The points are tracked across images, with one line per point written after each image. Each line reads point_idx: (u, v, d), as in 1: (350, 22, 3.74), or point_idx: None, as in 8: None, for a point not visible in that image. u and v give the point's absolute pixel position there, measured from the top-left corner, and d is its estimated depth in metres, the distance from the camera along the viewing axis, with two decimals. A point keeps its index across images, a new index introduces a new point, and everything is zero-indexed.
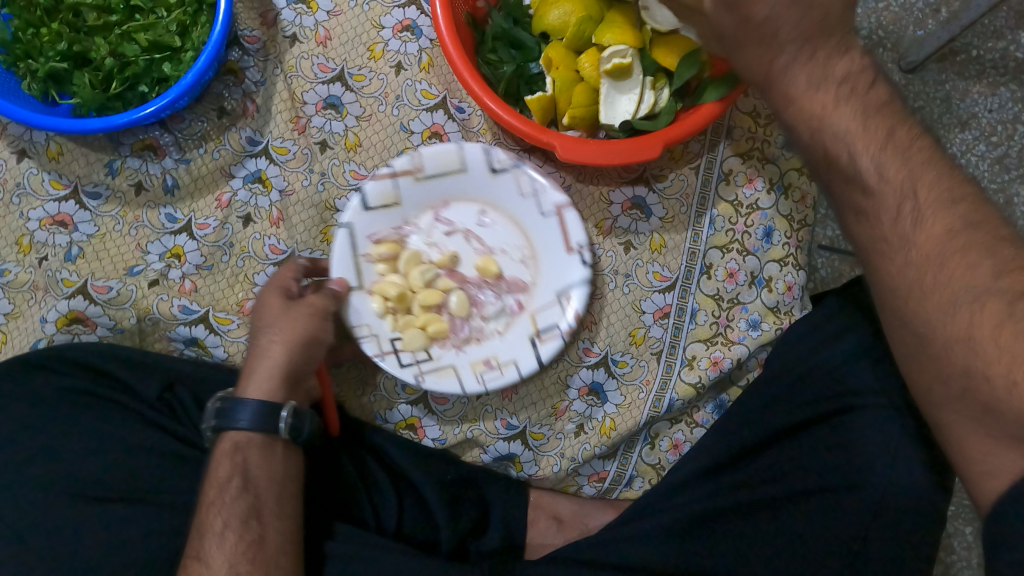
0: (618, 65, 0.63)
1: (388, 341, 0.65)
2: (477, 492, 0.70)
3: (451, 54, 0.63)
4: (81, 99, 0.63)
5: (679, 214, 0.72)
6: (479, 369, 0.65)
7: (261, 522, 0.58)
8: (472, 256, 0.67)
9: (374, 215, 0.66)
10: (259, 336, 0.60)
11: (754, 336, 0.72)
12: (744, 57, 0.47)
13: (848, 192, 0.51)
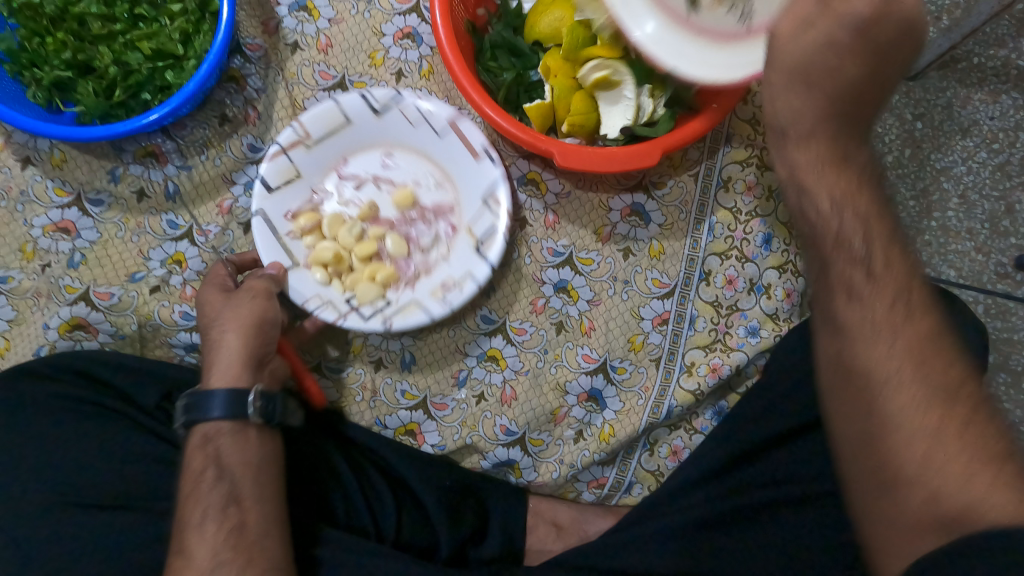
0: (596, 82, 0.64)
1: (344, 303, 0.66)
2: (476, 498, 0.70)
3: (451, 64, 0.64)
4: (85, 107, 0.64)
5: (678, 221, 0.72)
6: (438, 295, 0.67)
7: (241, 508, 0.58)
8: (389, 203, 0.69)
9: (280, 194, 0.67)
10: (211, 327, 0.61)
11: (753, 342, 0.72)
12: (803, 101, 0.51)
13: (845, 271, 0.51)
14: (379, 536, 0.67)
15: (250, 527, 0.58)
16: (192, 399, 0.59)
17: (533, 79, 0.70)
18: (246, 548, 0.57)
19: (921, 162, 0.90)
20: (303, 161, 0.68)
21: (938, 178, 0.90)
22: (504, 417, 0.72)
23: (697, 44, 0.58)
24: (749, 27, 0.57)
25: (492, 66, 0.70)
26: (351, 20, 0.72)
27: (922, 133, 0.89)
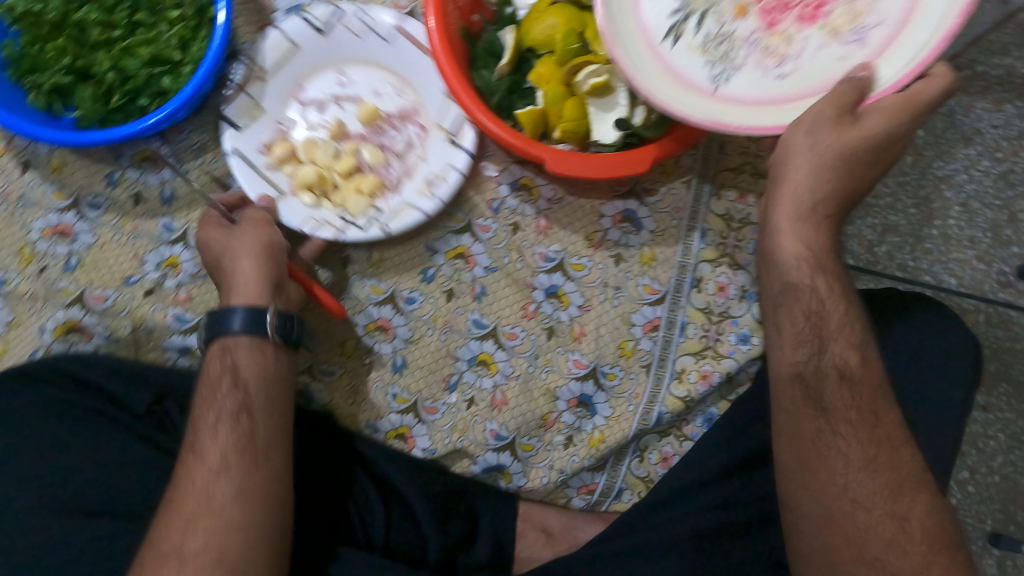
0: (595, 85, 0.65)
1: (338, 219, 0.69)
2: (466, 505, 0.70)
3: (444, 69, 0.64)
4: (83, 113, 0.65)
5: (670, 228, 0.73)
6: (425, 192, 0.69)
7: (252, 417, 0.59)
8: (354, 117, 0.71)
9: (249, 132, 0.69)
10: (228, 254, 0.63)
11: (743, 350, 0.72)
12: (829, 192, 0.57)
13: (836, 359, 0.58)
14: (366, 540, 0.67)
15: (261, 438, 0.59)
16: (213, 314, 0.61)
17: (525, 85, 0.71)
18: (251, 462, 0.58)
19: (923, 169, 0.90)
20: (263, 93, 0.70)
21: (940, 186, 0.90)
22: (493, 421, 0.72)
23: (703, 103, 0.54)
24: (716, 87, 0.54)
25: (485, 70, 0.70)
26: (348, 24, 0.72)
27: (923, 141, 0.90)
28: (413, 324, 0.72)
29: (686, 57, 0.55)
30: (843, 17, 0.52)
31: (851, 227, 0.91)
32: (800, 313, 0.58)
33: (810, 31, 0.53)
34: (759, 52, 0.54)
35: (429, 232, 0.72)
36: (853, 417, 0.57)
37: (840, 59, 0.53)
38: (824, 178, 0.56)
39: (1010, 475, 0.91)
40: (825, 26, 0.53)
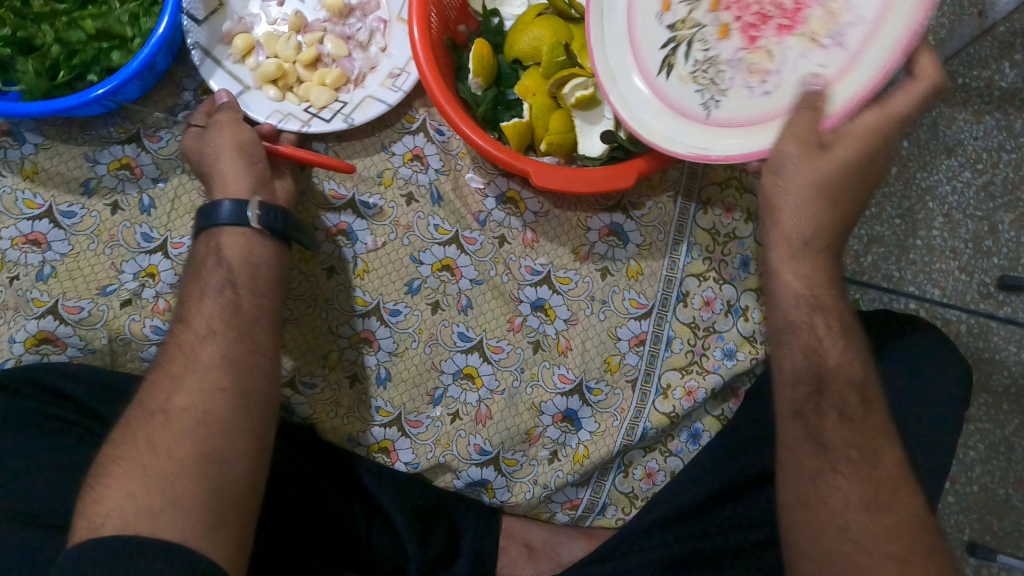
0: (581, 98, 0.65)
1: (303, 112, 0.70)
2: (449, 520, 0.69)
3: (427, 77, 0.63)
4: (26, 87, 0.63)
5: (656, 241, 0.72)
6: (388, 83, 0.71)
7: (235, 292, 0.59)
8: (315, 10, 0.72)
9: (209, 24, 0.70)
10: (210, 155, 0.63)
11: (728, 365, 0.72)
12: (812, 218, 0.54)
13: (833, 400, 0.56)
14: (350, 555, 0.67)
15: (248, 309, 0.59)
16: (201, 209, 0.61)
17: (510, 96, 0.70)
18: (239, 330, 0.58)
19: (907, 180, 0.91)
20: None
21: (923, 198, 0.91)
22: (477, 435, 0.71)
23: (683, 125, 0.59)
24: (708, 114, 0.58)
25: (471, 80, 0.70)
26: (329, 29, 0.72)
27: (908, 152, 0.90)
28: (398, 336, 0.71)
29: (679, 88, 0.59)
30: (824, 20, 0.52)
31: None
32: (801, 350, 0.57)
33: (790, 41, 0.54)
34: (743, 70, 0.56)
35: (386, 133, 0.72)
36: (853, 454, 0.55)
37: (823, 63, 0.52)
38: (808, 213, 0.54)
39: (989, 485, 0.91)
40: (807, 32, 0.53)
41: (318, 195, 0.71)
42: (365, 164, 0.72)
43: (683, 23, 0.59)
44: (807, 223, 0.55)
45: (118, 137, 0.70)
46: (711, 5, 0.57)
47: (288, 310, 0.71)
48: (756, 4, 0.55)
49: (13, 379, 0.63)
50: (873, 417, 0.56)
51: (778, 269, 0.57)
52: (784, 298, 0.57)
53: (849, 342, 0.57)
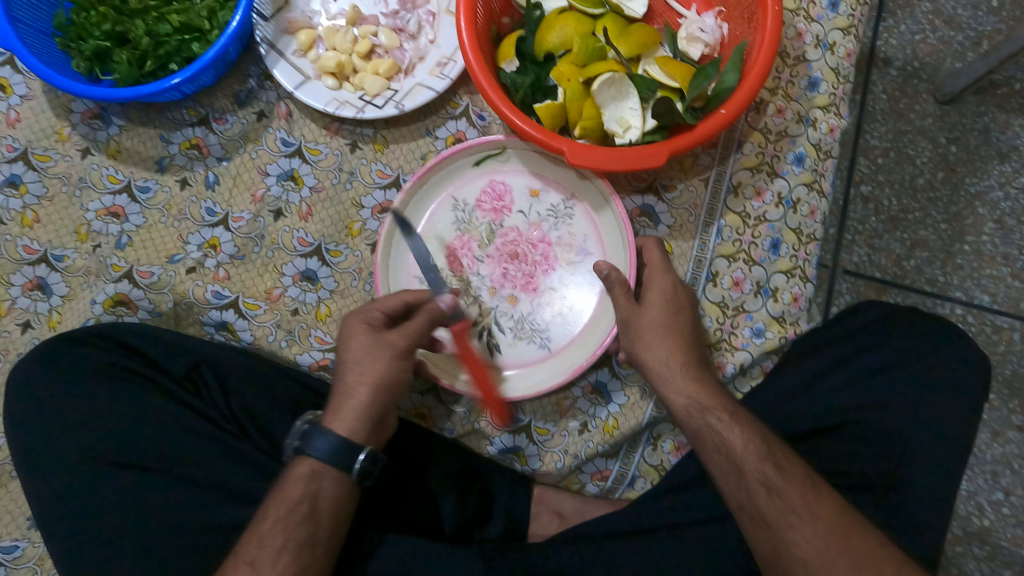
0: (614, 129, 0.71)
1: (358, 100, 0.75)
2: (483, 483, 0.73)
3: (471, 61, 0.68)
4: (119, 75, 0.71)
5: (687, 223, 0.75)
6: (437, 72, 0.75)
7: (314, 552, 0.61)
8: (371, 6, 0.78)
9: (274, 20, 0.76)
10: (349, 367, 0.64)
11: (757, 343, 0.74)
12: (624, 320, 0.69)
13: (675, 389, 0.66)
14: (391, 509, 0.72)
15: (329, 504, 0.62)
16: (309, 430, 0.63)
17: (548, 83, 0.73)
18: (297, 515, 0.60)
19: (955, 185, 1.04)
20: None
21: (973, 203, 1.03)
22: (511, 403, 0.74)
23: (584, 347, 0.73)
24: (550, 351, 0.74)
25: (513, 69, 0.74)
26: (382, 21, 0.77)
27: (956, 156, 1.04)
28: None
29: (514, 352, 0.74)
30: (564, 253, 0.75)
31: (880, 240, 1.04)
32: (714, 448, 0.62)
33: (558, 273, 0.75)
34: (546, 308, 0.74)
35: (430, 117, 0.77)
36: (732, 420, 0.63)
37: (572, 320, 0.74)
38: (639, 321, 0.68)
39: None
40: (551, 294, 0.75)
41: (366, 175, 0.76)
42: (410, 147, 0.77)
43: (482, 316, 0.74)
44: (656, 295, 0.68)
45: (189, 120, 0.77)
46: (490, 293, 0.75)
47: (334, 282, 0.75)
48: (518, 275, 0.75)
49: (92, 333, 0.69)
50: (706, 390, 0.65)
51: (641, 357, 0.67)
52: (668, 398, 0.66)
53: (733, 406, 0.64)
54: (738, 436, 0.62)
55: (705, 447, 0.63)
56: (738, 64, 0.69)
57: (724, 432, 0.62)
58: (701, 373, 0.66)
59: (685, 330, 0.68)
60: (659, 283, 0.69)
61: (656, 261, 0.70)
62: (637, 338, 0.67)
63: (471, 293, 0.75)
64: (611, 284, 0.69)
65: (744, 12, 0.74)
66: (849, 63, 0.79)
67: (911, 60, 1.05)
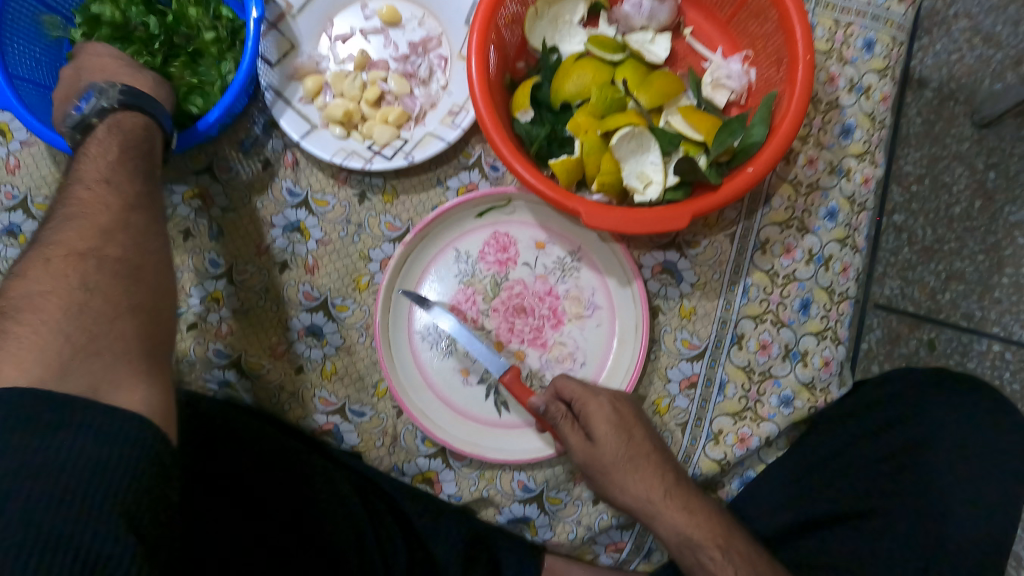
0: (634, 187, 0.67)
1: (366, 150, 0.72)
2: (490, 552, 0.71)
3: (481, 113, 0.64)
4: None
5: (711, 281, 0.71)
6: (448, 121, 0.73)
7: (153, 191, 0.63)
8: (381, 49, 0.75)
9: (280, 65, 0.73)
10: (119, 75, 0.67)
11: (785, 413, 0.70)
12: (605, 449, 0.62)
13: (665, 517, 0.62)
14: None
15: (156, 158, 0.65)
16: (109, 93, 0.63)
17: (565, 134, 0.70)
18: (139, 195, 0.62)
19: (993, 214, 0.97)
20: (296, 33, 0.74)
21: (1012, 234, 0.96)
22: (522, 472, 0.70)
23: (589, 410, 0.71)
24: None
25: (528, 119, 0.70)
26: (392, 65, 0.75)
27: (994, 184, 0.98)
28: (443, 369, 0.71)
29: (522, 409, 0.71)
30: (573, 307, 0.71)
31: (912, 272, 1.00)
32: None
33: (566, 328, 0.71)
34: (556, 364, 0.71)
35: (442, 167, 0.74)
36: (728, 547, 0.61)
37: (583, 374, 0.71)
38: (616, 448, 0.62)
39: None
40: (560, 351, 0.71)
41: (374, 227, 0.74)
42: (421, 198, 0.74)
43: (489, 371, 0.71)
44: (605, 427, 0.61)
45: (193, 168, 0.74)
46: (497, 347, 0.71)
47: (340, 338, 0.72)
48: (525, 329, 0.71)
49: None
50: (698, 516, 0.62)
51: (620, 488, 0.63)
52: (659, 529, 0.63)
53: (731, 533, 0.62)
54: (732, 574, 0.60)
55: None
56: (767, 117, 0.65)
57: (718, 574, 0.60)
58: (688, 499, 0.62)
59: (652, 451, 0.63)
60: (602, 413, 0.62)
61: (580, 394, 0.63)
62: (609, 478, 0.63)
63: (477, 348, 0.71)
64: (560, 423, 0.63)
65: (772, 54, 0.70)
66: (886, 107, 0.74)
67: (946, 81, 0.99)
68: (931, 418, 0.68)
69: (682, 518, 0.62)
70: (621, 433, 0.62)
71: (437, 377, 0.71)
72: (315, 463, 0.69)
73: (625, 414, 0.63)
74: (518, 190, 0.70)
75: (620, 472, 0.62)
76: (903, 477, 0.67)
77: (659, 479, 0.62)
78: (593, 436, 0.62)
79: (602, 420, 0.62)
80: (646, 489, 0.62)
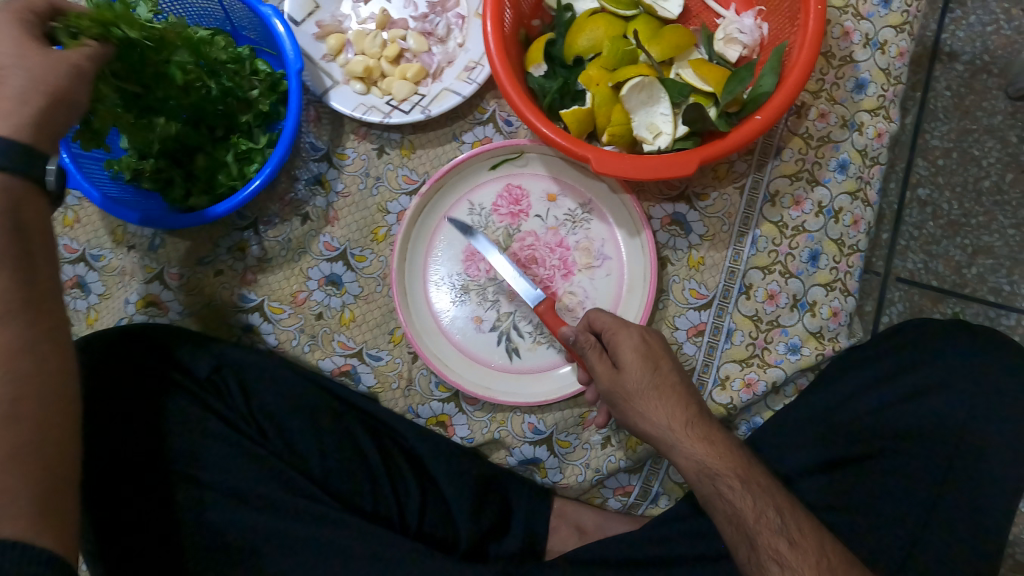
0: (645, 138, 0.68)
1: (385, 105, 0.75)
2: (500, 495, 0.71)
3: (496, 66, 0.66)
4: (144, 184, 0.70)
5: (720, 232, 0.72)
6: (463, 77, 0.75)
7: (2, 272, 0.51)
8: (401, 9, 0.78)
9: (304, 24, 0.77)
10: None
11: (792, 360, 0.71)
12: (632, 375, 0.60)
13: (688, 451, 0.60)
14: (402, 524, 0.68)
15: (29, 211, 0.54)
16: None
17: (578, 87, 0.72)
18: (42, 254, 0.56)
19: None
20: None
21: None
22: (532, 415, 0.73)
23: None
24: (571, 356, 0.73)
25: (541, 73, 0.72)
26: (411, 25, 0.77)
27: None
28: (457, 319, 0.74)
29: (534, 355, 0.73)
30: (583, 258, 0.73)
31: (937, 246, 0.97)
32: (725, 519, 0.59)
33: (576, 278, 0.73)
34: (567, 314, 0.73)
35: (457, 122, 0.76)
36: (748, 479, 0.60)
37: None
38: (644, 375, 0.60)
39: None
40: (571, 298, 0.73)
41: (392, 180, 0.76)
42: (437, 153, 0.77)
43: (500, 319, 0.73)
44: (632, 355, 0.60)
45: None
46: (509, 298, 0.73)
47: (359, 287, 0.75)
48: (536, 280, 0.73)
49: (116, 334, 0.68)
50: (721, 449, 0.60)
51: (643, 419, 0.60)
52: (682, 463, 0.60)
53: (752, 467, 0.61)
54: (750, 506, 0.59)
55: (718, 514, 0.60)
56: (777, 67, 0.66)
57: (739, 504, 0.58)
58: (710, 430, 0.61)
59: (678, 383, 0.61)
60: (630, 342, 0.61)
61: (610, 325, 0.62)
62: (633, 407, 0.61)
63: (489, 297, 0.74)
64: (587, 351, 0.62)
65: (786, 9, 0.70)
66: (902, 63, 0.74)
67: (980, 54, 0.98)
68: (942, 363, 0.67)
69: (705, 448, 0.60)
70: (649, 361, 0.61)
71: (451, 325, 0.74)
72: (332, 404, 0.70)
73: (653, 345, 0.62)
74: (530, 142, 0.72)
75: (645, 400, 0.60)
76: (915, 423, 0.66)
77: (684, 409, 0.61)
78: (621, 365, 0.61)
79: (631, 346, 0.61)
80: (671, 419, 0.60)
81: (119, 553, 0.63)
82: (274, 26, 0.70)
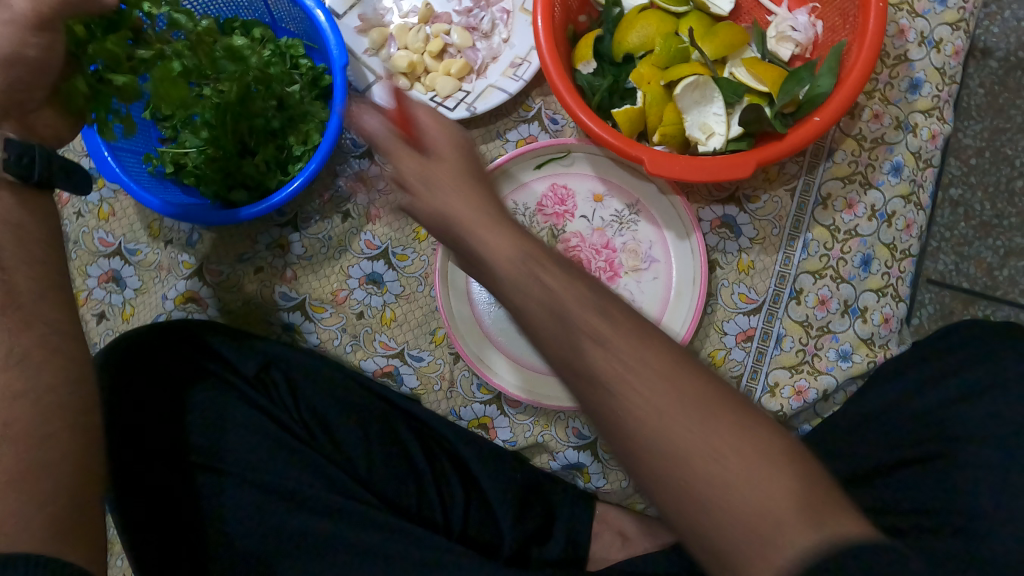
0: (697, 138, 0.67)
1: (429, 101, 0.73)
2: (544, 500, 0.70)
3: (547, 64, 0.64)
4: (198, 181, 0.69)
5: (770, 236, 0.71)
6: (510, 73, 0.73)
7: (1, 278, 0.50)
8: (444, 2, 0.76)
9: (347, 18, 0.75)
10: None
11: (843, 367, 0.70)
12: (451, 180, 0.44)
13: (553, 314, 0.41)
14: (445, 527, 0.67)
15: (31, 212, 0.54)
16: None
17: (627, 85, 0.70)
18: (66, 265, 0.56)
19: None
20: None
21: None
22: (576, 419, 0.73)
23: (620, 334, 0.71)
24: None
25: (590, 70, 0.70)
26: (455, 19, 0.75)
27: None
28: (499, 321, 0.73)
29: None
30: (630, 260, 0.72)
31: (969, 247, 0.92)
32: None
33: (623, 280, 0.72)
34: None
35: (502, 120, 0.75)
36: (674, 386, 0.39)
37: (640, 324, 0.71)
38: (460, 180, 0.45)
39: None
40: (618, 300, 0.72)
41: None
42: (481, 152, 0.75)
43: None
44: (444, 144, 0.46)
45: None
46: None
47: (400, 286, 0.75)
48: None
49: (151, 333, 0.67)
50: (606, 316, 0.40)
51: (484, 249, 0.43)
52: (541, 332, 0.41)
53: None
54: (646, 402, 0.38)
55: (649, 459, 0.38)
56: (835, 67, 0.64)
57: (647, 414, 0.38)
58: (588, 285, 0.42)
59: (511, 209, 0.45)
60: (439, 130, 0.46)
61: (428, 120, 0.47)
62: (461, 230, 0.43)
63: None
64: (389, 146, 0.46)
65: (843, 6, 0.68)
66: (957, 62, 0.73)
67: (1013, 51, 0.91)
68: None
69: (575, 305, 0.41)
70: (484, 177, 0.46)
71: (494, 327, 0.73)
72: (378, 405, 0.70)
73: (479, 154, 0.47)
74: (578, 141, 0.71)
75: (468, 216, 0.44)
76: None
77: (544, 254, 0.43)
78: (433, 163, 0.45)
79: (454, 144, 0.46)
80: (514, 251, 0.42)
81: (166, 552, 0.62)
82: (317, 17, 0.68)
